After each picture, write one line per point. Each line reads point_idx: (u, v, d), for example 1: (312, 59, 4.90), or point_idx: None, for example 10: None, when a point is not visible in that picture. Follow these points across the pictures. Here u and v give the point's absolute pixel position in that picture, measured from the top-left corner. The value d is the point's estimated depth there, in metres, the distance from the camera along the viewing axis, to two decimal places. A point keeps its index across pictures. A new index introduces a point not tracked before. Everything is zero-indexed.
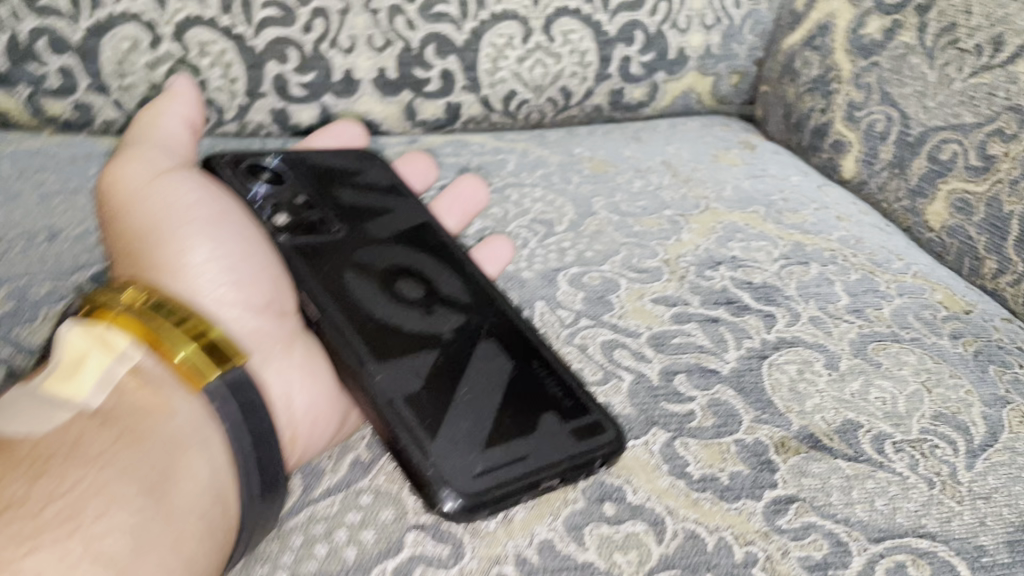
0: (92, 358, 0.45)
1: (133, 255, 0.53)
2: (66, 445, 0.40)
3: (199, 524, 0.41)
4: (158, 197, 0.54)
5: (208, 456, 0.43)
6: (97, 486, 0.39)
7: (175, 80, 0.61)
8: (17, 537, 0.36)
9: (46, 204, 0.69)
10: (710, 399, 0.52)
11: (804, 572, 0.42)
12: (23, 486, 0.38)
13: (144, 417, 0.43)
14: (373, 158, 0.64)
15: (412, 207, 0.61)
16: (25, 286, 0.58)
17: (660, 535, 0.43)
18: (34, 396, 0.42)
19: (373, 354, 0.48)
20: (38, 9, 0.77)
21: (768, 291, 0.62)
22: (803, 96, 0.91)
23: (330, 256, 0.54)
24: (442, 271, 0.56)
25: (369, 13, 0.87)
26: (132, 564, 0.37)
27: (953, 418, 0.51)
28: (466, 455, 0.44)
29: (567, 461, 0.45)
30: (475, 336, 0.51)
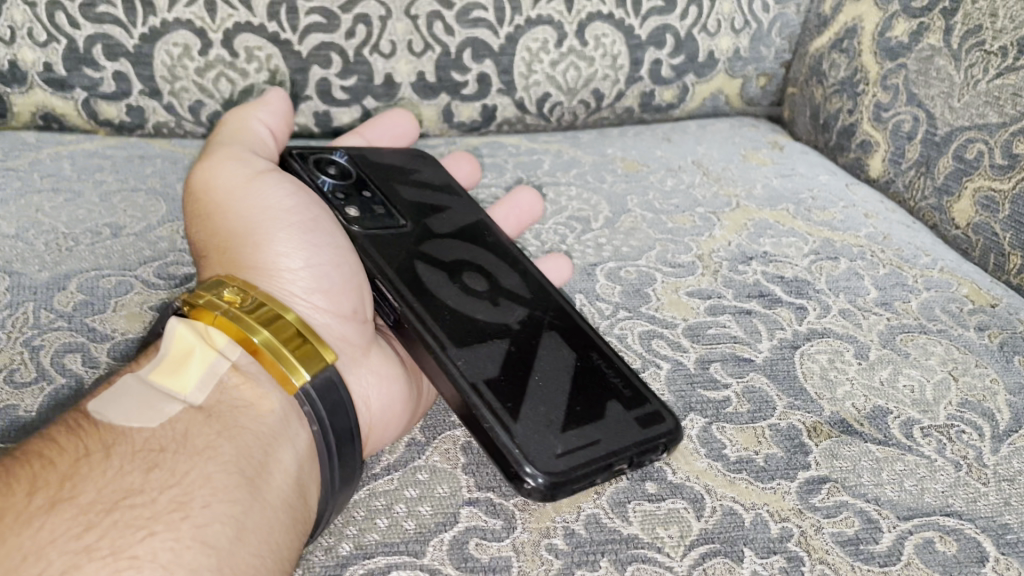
0: (196, 355, 0.46)
1: (227, 255, 0.54)
2: (170, 439, 0.41)
3: (290, 517, 0.41)
4: (253, 200, 0.54)
5: (295, 453, 0.45)
6: (202, 478, 0.39)
7: (269, 89, 0.62)
8: (135, 523, 0.36)
9: (108, 202, 0.74)
10: (745, 386, 0.54)
11: (837, 546, 0.44)
12: (138, 476, 0.38)
13: (240, 416, 0.44)
14: (426, 159, 0.68)
15: (467, 206, 0.64)
16: (96, 276, 0.61)
17: (699, 511, 0.45)
18: (142, 388, 0.43)
19: (451, 341, 0.49)
20: (95, 18, 0.85)
21: (799, 284, 0.65)
22: (831, 97, 0.96)
23: (400, 247, 0.56)
24: (502, 267, 0.58)
25: (409, 19, 0.91)
26: (237, 551, 0.38)
27: (979, 406, 0.53)
28: (546, 435, 0.45)
29: (636, 446, 0.46)
30: (541, 327, 0.53)
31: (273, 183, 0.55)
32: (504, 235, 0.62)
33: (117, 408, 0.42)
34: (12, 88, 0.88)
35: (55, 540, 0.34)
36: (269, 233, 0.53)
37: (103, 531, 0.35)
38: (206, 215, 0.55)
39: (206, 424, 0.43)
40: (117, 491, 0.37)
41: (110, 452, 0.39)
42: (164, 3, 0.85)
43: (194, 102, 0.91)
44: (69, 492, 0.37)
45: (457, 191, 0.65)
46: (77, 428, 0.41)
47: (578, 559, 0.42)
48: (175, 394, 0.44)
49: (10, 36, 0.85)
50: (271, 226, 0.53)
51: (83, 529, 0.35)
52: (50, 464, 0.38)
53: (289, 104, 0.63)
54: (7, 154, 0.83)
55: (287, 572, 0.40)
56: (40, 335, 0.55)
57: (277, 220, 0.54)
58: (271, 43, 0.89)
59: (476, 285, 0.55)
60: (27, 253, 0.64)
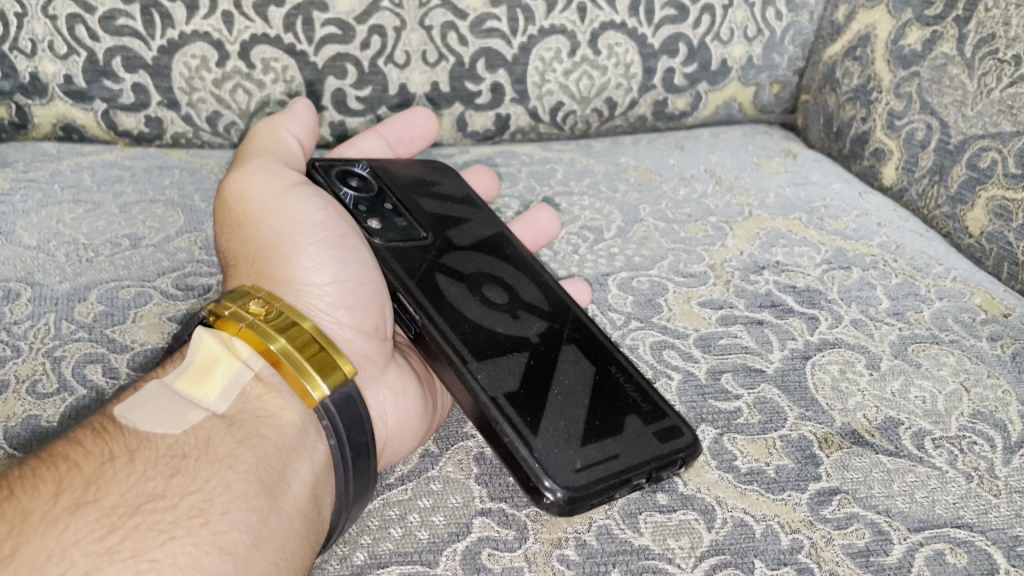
0: (221, 363, 0.46)
1: (253, 267, 0.55)
2: (193, 446, 0.42)
3: (304, 527, 0.42)
4: (282, 213, 0.55)
5: (312, 465, 0.46)
6: (222, 485, 0.40)
7: (297, 101, 0.64)
8: (156, 527, 0.37)
9: (127, 213, 0.75)
10: (756, 397, 0.55)
11: (847, 559, 0.44)
12: (160, 482, 0.39)
13: (264, 427, 0.45)
14: (447, 172, 0.68)
15: (487, 218, 0.64)
16: (115, 287, 0.62)
17: (710, 522, 0.46)
18: (167, 396, 0.44)
19: (472, 354, 0.50)
20: (115, 30, 0.86)
21: (811, 294, 0.65)
22: (845, 105, 0.96)
23: (421, 261, 0.57)
24: (522, 279, 0.58)
25: (423, 30, 0.92)
26: (253, 557, 0.39)
27: (991, 417, 0.53)
28: (565, 450, 0.45)
29: (655, 460, 0.47)
30: (560, 340, 0.53)
31: (303, 197, 0.56)
32: (522, 247, 0.62)
33: (144, 413, 0.43)
34: (33, 100, 0.89)
35: (79, 540, 0.35)
36: (296, 244, 0.54)
37: (125, 534, 0.36)
38: (237, 224, 0.56)
39: (227, 433, 0.44)
40: (139, 495, 0.38)
41: (134, 457, 0.40)
42: (182, 16, 0.87)
43: (212, 113, 0.92)
44: (93, 495, 0.37)
45: (477, 203, 0.66)
46: (104, 432, 0.42)
47: (589, 570, 0.43)
48: (200, 402, 0.45)
49: (31, 49, 0.86)
50: (300, 239, 0.55)
51: (105, 531, 0.36)
52: (76, 467, 0.39)
53: (314, 118, 0.65)
54: (29, 166, 0.84)
55: None
56: (61, 347, 0.56)
57: (305, 232, 0.55)
58: (287, 54, 0.90)
59: (496, 298, 0.56)
60: (49, 264, 0.65)
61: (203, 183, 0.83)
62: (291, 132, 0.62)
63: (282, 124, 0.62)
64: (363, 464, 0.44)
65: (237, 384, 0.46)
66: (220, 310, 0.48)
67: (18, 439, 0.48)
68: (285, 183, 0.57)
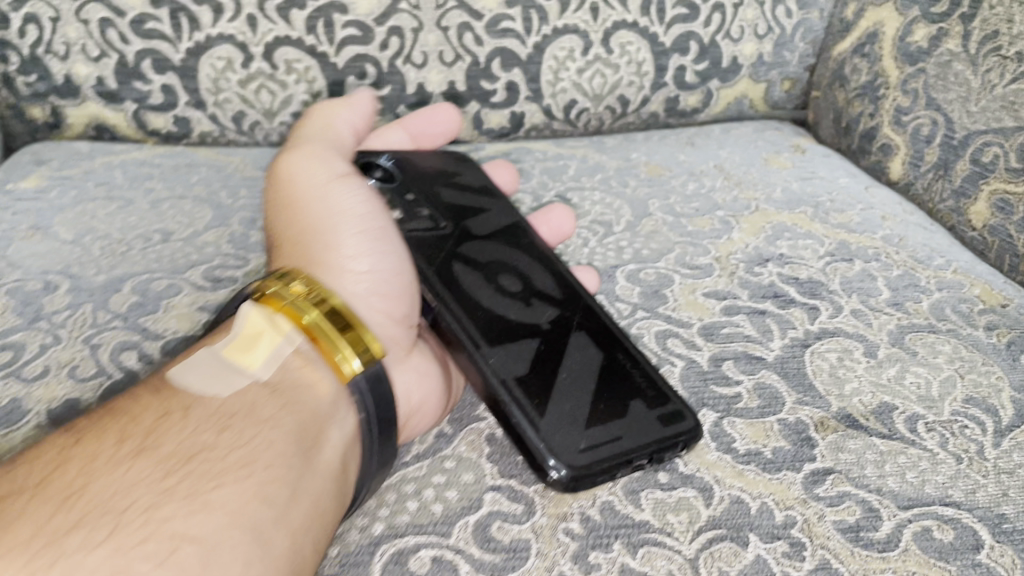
0: (266, 336, 0.51)
1: (297, 246, 0.60)
2: (239, 407, 0.46)
3: (335, 487, 0.46)
4: (331, 202, 0.60)
5: (342, 432, 0.50)
6: (265, 443, 0.44)
7: (356, 96, 0.69)
8: (208, 474, 0.41)
9: (157, 209, 0.78)
10: (756, 383, 0.57)
11: (838, 534, 0.47)
12: (211, 435, 0.43)
13: (303, 395, 0.49)
14: (468, 162, 0.71)
15: (505, 209, 0.67)
16: (148, 279, 0.66)
17: (708, 499, 0.48)
18: (218, 360, 0.49)
19: (485, 340, 0.53)
20: (144, 33, 0.90)
21: (813, 285, 0.67)
22: (853, 101, 0.98)
23: (440, 251, 0.61)
24: (535, 268, 0.61)
25: (440, 31, 0.95)
26: (291, 507, 0.42)
27: (983, 402, 0.56)
28: (570, 432, 0.48)
29: (655, 443, 0.49)
30: (570, 327, 0.56)
31: (347, 188, 0.61)
32: (537, 237, 0.65)
33: (196, 375, 0.47)
34: (66, 101, 0.93)
35: (139, 480, 0.39)
36: (338, 231, 0.59)
37: (179, 477, 0.40)
38: (286, 206, 0.61)
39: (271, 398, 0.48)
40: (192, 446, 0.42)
41: (188, 413, 0.44)
42: (208, 19, 0.90)
43: (237, 112, 0.96)
44: (151, 444, 0.42)
45: (496, 193, 0.69)
46: (161, 389, 0.46)
47: (591, 542, 0.45)
48: (244, 369, 0.49)
49: (65, 52, 0.90)
50: (345, 227, 0.59)
51: (163, 475, 0.40)
52: (136, 420, 0.43)
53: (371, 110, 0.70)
54: (63, 164, 0.88)
55: (330, 532, 0.44)
56: (98, 334, 0.59)
57: (346, 221, 0.60)
58: (309, 55, 0.94)
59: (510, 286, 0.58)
60: (85, 257, 0.69)
61: (229, 180, 0.86)
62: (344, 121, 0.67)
63: (337, 115, 0.67)
64: (387, 437, 0.48)
65: (282, 355, 0.51)
66: (267, 287, 0.52)
67: (61, 420, 0.52)
68: (336, 173, 0.62)
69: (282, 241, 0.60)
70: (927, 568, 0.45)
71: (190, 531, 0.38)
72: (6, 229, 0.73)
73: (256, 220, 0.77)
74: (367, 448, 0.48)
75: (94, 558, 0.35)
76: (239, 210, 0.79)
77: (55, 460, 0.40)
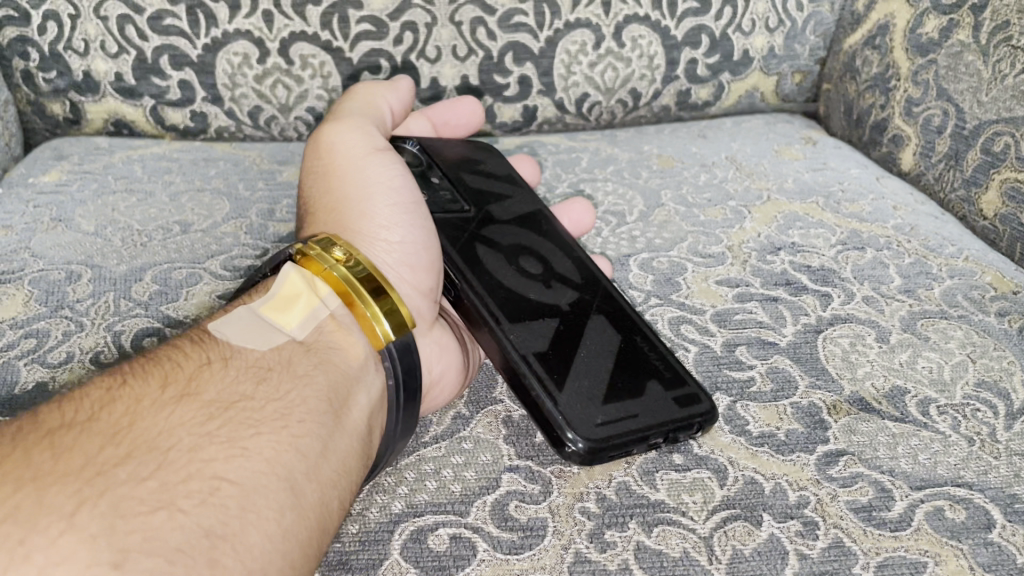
0: (303, 298, 0.52)
1: (331, 212, 0.60)
2: (276, 363, 0.47)
3: (362, 448, 0.47)
4: (367, 172, 0.61)
5: (371, 396, 0.50)
6: (300, 399, 0.45)
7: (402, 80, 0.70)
8: (247, 423, 0.42)
9: (176, 202, 0.80)
10: (769, 367, 0.58)
11: (850, 513, 0.47)
12: (250, 387, 0.44)
13: (335, 356, 0.50)
14: (493, 151, 0.72)
15: (527, 196, 0.68)
16: (168, 268, 0.67)
17: (722, 480, 0.49)
18: (257, 317, 0.50)
19: (506, 316, 0.54)
20: (162, 30, 0.92)
21: (825, 273, 0.68)
22: (864, 93, 0.98)
23: (461, 232, 0.62)
24: (556, 252, 0.62)
25: (453, 25, 0.96)
26: (324, 460, 0.43)
27: (995, 386, 0.56)
28: (588, 406, 0.49)
29: (672, 422, 0.50)
30: (589, 310, 0.57)
31: (385, 162, 0.62)
32: (557, 222, 0.66)
33: (236, 329, 0.48)
34: (86, 97, 0.95)
35: (184, 422, 0.40)
36: (373, 202, 0.60)
37: (221, 422, 0.41)
38: (323, 173, 0.62)
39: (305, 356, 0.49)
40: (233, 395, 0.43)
41: (227, 364, 0.45)
42: (225, 15, 0.92)
43: (254, 107, 0.97)
44: (194, 389, 0.42)
45: (519, 180, 0.70)
46: (202, 341, 0.47)
47: (608, 521, 0.46)
48: (281, 328, 0.50)
49: (84, 49, 0.91)
50: (378, 197, 0.60)
51: (206, 418, 0.41)
52: (180, 366, 0.44)
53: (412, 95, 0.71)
54: (83, 159, 0.90)
55: (355, 491, 0.45)
56: (121, 321, 0.60)
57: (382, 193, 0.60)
58: (324, 50, 0.95)
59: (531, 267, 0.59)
60: (106, 248, 0.70)
61: (246, 173, 0.87)
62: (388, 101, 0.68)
63: (383, 94, 0.68)
64: (412, 405, 0.49)
65: (318, 319, 0.51)
66: (308, 250, 0.53)
67: None
68: (374, 146, 0.62)
69: (317, 207, 0.61)
70: (939, 547, 0.45)
71: (230, 473, 0.38)
72: (29, 221, 0.75)
73: (273, 212, 0.78)
74: (391, 413, 0.48)
75: (145, 487, 0.35)
76: (256, 202, 0.80)
77: (102, 397, 0.41)
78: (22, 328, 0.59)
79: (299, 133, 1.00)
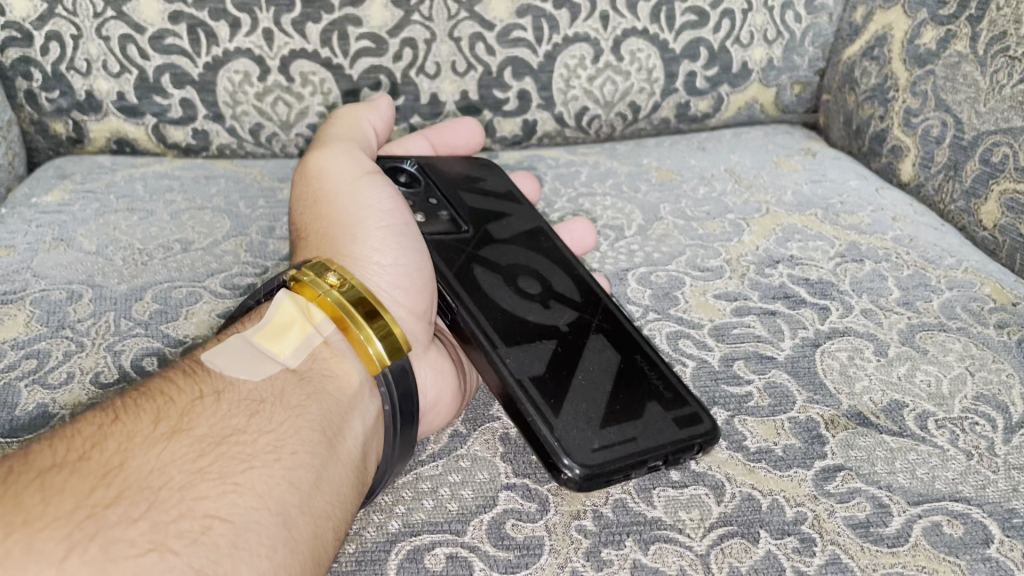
0: (296, 325, 0.52)
1: (322, 238, 0.60)
2: (269, 393, 0.47)
3: (356, 477, 0.47)
4: (355, 196, 0.61)
5: (364, 421, 0.51)
6: (293, 429, 0.45)
7: (381, 98, 0.71)
8: (239, 458, 0.42)
9: (177, 220, 0.80)
10: (767, 382, 0.58)
11: (848, 529, 0.47)
12: (243, 419, 0.44)
13: (328, 384, 0.51)
14: (492, 169, 0.73)
15: (525, 213, 0.68)
16: (168, 287, 0.68)
17: (719, 497, 0.49)
18: (250, 346, 0.50)
19: (503, 340, 0.54)
20: (164, 49, 0.92)
21: (823, 286, 0.68)
22: (863, 104, 0.98)
23: (459, 252, 0.62)
24: (554, 271, 0.62)
25: (452, 41, 0.97)
26: (317, 492, 0.43)
27: (993, 399, 0.56)
28: (585, 431, 0.49)
29: (671, 444, 0.50)
30: (588, 329, 0.57)
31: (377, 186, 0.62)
32: (556, 240, 0.66)
33: (228, 359, 0.49)
34: (88, 116, 0.95)
35: (175, 460, 0.40)
36: (365, 225, 0.60)
37: (213, 458, 0.41)
38: (312, 199, 0.62)
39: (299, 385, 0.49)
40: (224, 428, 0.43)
41: (220, 396, 0.46)
42: (225, 34, 0.93)
43: (255, 124, 0.98)
44: (186, 424, 0.43)
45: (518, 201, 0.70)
46: (194, 372, 0.47)
47: (604, 539, 0.46)
48: (274, 355, 0.50)
49: (86, 68, 0.92)
50: (368, 221, 0.60)
51: (197, 454, 0.41)
52: (172, 400, 0.44)
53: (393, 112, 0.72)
54: (86, 178, 0.90)
55: (349, 520, 0.45)
56: (121, 341, 0.61)
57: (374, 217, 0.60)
58: (324, 67, 0.96)
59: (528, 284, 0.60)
60: (107, 267, 0.71)
61: (247, 191, 0.88)
62: (369, 121, 0.69)
63: (363, 115, 0.69)
64: (409, 429, 0.49)
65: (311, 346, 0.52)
66: (301, 277, 0.54)
67: None
68: (361, 169, 0.63)
69: (308, 234, 0.61)
70: (936, 563, 0.45)
71: (222, 511, 0.39)
72: (32, 241, 0.75)
73: (273, 230, 0.78)
74: (388, 438, 0.49)
75: (135, 528, 0.35)
76: (257, 220, 0.80)
77: (92, 435, 0.40)
78: (23, 349, 0.60)
79: (300, 149, 1.01)
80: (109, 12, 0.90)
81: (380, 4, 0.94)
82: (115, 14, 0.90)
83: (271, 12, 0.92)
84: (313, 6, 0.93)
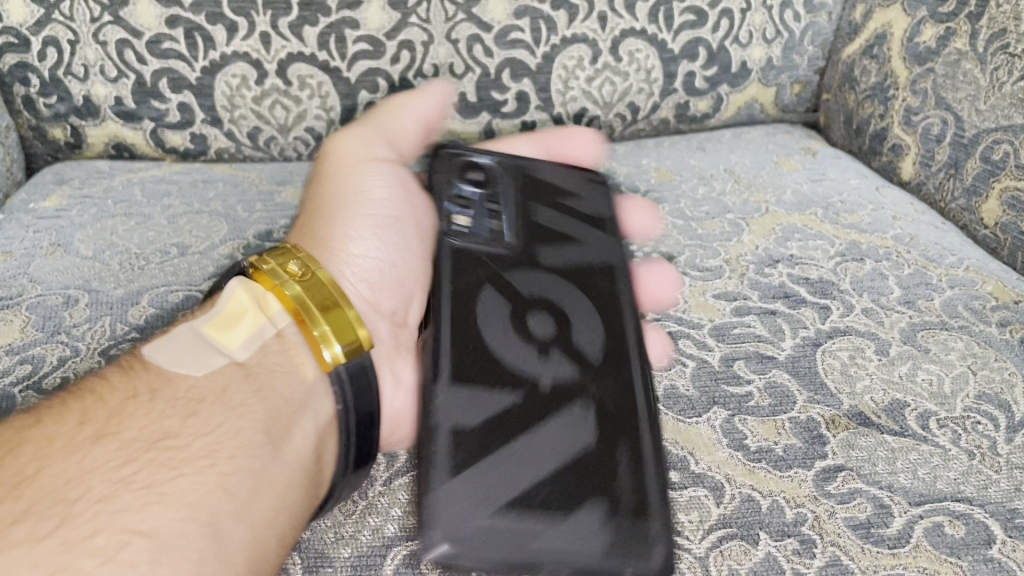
0: (248, 316, 0.52)
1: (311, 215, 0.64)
2: (211, 392, 0.46)
3: (301, 477, 0.46)
4: (350, 179, 0.65)
5: (319, 420, 0.49)
6: (232, 432, 0.44)
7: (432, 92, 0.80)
8: (169, 464, 0.41)
9: (174, 224, 0.80)
10: (767, 382, 0.57)
11: (849, 530, 0.46)
12: (177, 422, 0.43)
13: (277, 381, 0.49)
14: (597, 193, 0.72)
15: (591, 238, 0.66)
16: (165, 291, 0.67)
17: (719, 498, 0.48)
18: (199, 340, 0.50)
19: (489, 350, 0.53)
20: (161, 54, 0.92)
21: (824, 285, 0.67)
22: (863, 103, 0.98)
23: (482, 259, 0.61)
24: (583, 301, 0.59)
25: (450, 43, 0.97)
26: (252, 498, 0.42)
27: (996, 398, 0.55)
28: (530, 462, 0.46)
29: (623, 493, 0.46)
30: (592, 360, 0.54)
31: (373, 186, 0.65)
32: (626, 271, 0.64)
33: (170, 355, 0.48)
34: (86, 121, 0.95)
35: (96, 468, 0.39)
36: (354, 214, 0.62)
37: (139, 465, 0.40)
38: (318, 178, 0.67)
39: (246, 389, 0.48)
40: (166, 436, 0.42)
41: (155, 397, 0.45)
42: (222, 38, 0.92)
43: (253, 128, 0.98)
44: (114, 429, 0.42)
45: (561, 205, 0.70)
46: (134, 369, 0.47)
47: None
48: (223, 349, 0.49)
49: (84, 73, 0.92)
50: (355, 204, 0.63)
51: (122, 461, 0.40)
52: (102, 402, 0.44)
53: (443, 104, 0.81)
54: (84, 183, 0.90)
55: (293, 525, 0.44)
56: (116, 346, 0.60)
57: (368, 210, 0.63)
58: (321, 70, 0.96)
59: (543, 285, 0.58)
60: (104, 272, 0.70)
61: (245, 195, 0.88)
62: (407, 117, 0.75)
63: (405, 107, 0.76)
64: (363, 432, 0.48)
65: (262, 339, 0.51)
66: (260, 266, 0.53)
67: None
68: (367, 157, 0.68)
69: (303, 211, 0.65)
70: (937, 564, 0.44)
71: (143, 523, 0.38)
72: (29, 247, 0.75)
73: (271, 233, 0.78)
74: (342, 441, 0.48)
75: (41, 547, 0.35)
76: (254, 224, 0.80)
77: (15, 442, 0.40)
78: (18, 354, 0.59)
79: (298, 153, 1.01)
80: (106, 17, 0.90)
81: (377, 6, 0.94)
82: (112, 19, 0.90)
83: (268, 15, 0.92)
84: (310, 9, 0.93)
